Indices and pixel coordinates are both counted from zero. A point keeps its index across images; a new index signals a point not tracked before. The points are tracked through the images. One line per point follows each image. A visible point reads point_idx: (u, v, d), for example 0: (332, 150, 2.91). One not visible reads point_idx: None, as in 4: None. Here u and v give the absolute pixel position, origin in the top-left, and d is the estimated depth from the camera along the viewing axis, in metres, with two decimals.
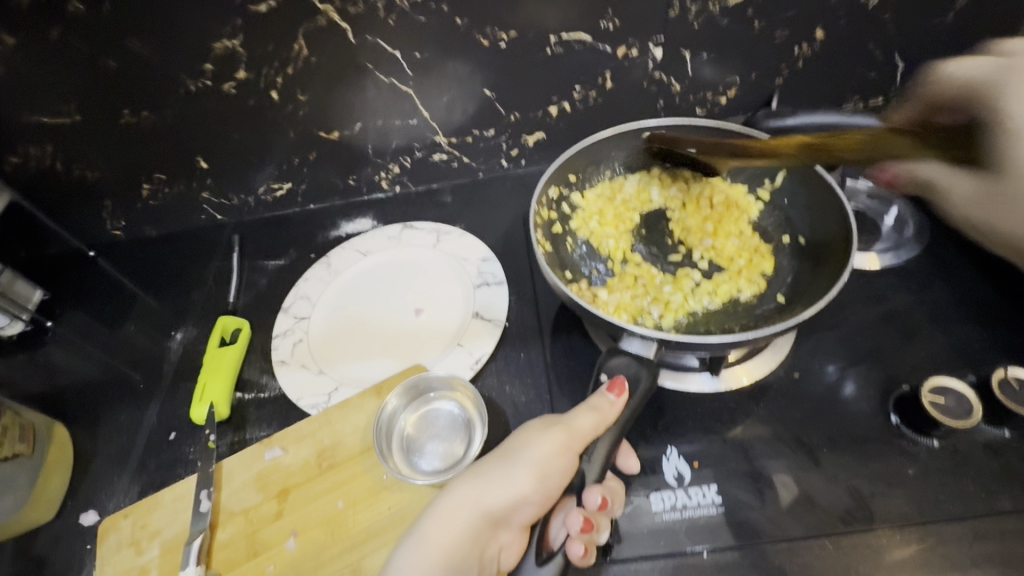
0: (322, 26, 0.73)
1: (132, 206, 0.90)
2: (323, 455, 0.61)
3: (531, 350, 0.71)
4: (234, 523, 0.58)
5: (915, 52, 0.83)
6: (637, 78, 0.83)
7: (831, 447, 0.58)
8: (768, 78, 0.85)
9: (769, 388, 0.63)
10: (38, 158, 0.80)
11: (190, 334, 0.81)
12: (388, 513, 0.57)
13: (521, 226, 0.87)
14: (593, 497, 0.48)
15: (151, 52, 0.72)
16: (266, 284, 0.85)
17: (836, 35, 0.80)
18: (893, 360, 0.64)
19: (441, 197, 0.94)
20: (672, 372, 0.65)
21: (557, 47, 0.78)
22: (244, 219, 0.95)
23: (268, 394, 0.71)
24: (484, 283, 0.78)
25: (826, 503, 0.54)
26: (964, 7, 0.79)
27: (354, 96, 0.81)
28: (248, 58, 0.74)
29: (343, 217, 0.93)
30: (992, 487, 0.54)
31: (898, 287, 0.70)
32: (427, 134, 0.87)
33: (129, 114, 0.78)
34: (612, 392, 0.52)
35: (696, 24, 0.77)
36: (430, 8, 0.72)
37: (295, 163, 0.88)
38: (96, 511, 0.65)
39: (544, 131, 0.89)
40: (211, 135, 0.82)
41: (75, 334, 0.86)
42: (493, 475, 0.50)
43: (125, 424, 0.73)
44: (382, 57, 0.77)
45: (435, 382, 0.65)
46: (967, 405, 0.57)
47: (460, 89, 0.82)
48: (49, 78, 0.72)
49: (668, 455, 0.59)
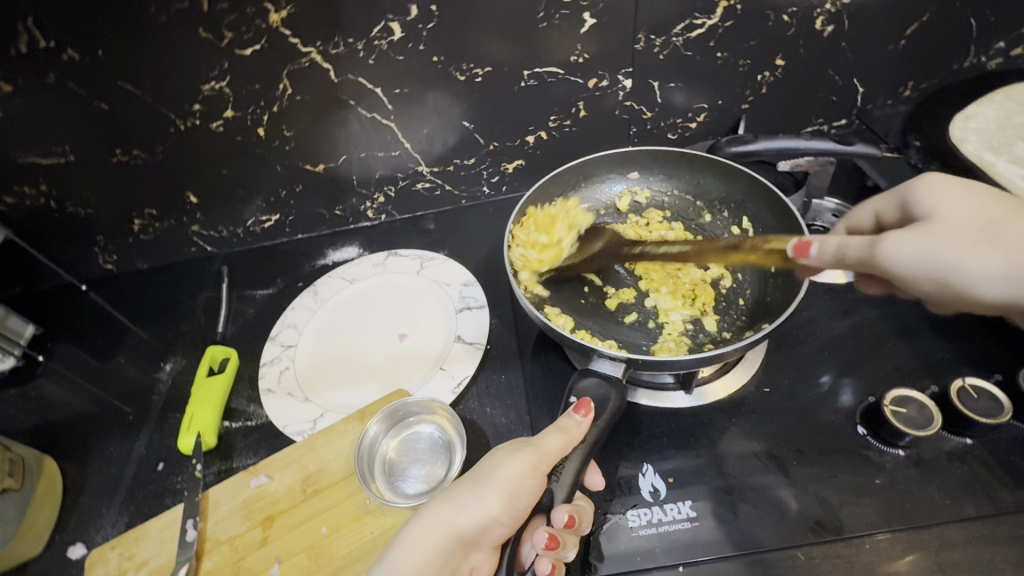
0: (306, 67, 0.76)
1: (124, 241, 0.92)
2: (308, 481, 0.62)
3: (512, 372, 0.73)
4: (220, 552, 0.59)
5: (872, 76, 0.88)
6: (610, 107, 0.87)
7: (800, 460, 0.60)
8: (734, 104, 0.89)
9: (743, 403, 0.65)
10: (33, 197, 0.83)
11: (179, 364, 0.83)
12: (370, 537, 0.58)
13: (502, 251, 0.90)
14: (561, 516, 0.50)
15: (142, 93, 0.75)
16: (254, 313, 0.88)
17: (797, 63, 0.85)
18: (862, 372, 0.66)
19: (425, 224, 0.97)
20: (647, 390, 0.67)
21: (531, 80, 0.82)
22: (234, 250, 0.98)
23: (255, 422, 0.72)
24: (466, 307, 0.80)
25: (798, 514, 0.56)
26: (913, 35, 0.83)
27: (337, 131, 0.84)
28: (234, 98, 0.78)
29: (330, 245, 0.96)
30: (956, 495, 0.55)
31: (864, 301, 0.73)
32: (410, 164, 0.91)
33: (121, 153, 0.81)
34: (578, 412, 0.54)
35: (662, 55, 0.81)
36: (408, 48, 0.76)
37: (282, 195, 0.91)
38: (84, 545, 0.66)
39: (523, 159, 0.93)
40: (201, 171, 0.85)
41: (67, 367, 0.88)
42: (465, 499, 0.51)
43: (114, 455, 0.74)
44: (363, 94, 0.80)
45: (415, 406, 0.66)
46: (928, 414, 0.58)
47: (441, 121, 0.85)
48: (43, 122, 0.75)
49: (644, 472, 0.61)
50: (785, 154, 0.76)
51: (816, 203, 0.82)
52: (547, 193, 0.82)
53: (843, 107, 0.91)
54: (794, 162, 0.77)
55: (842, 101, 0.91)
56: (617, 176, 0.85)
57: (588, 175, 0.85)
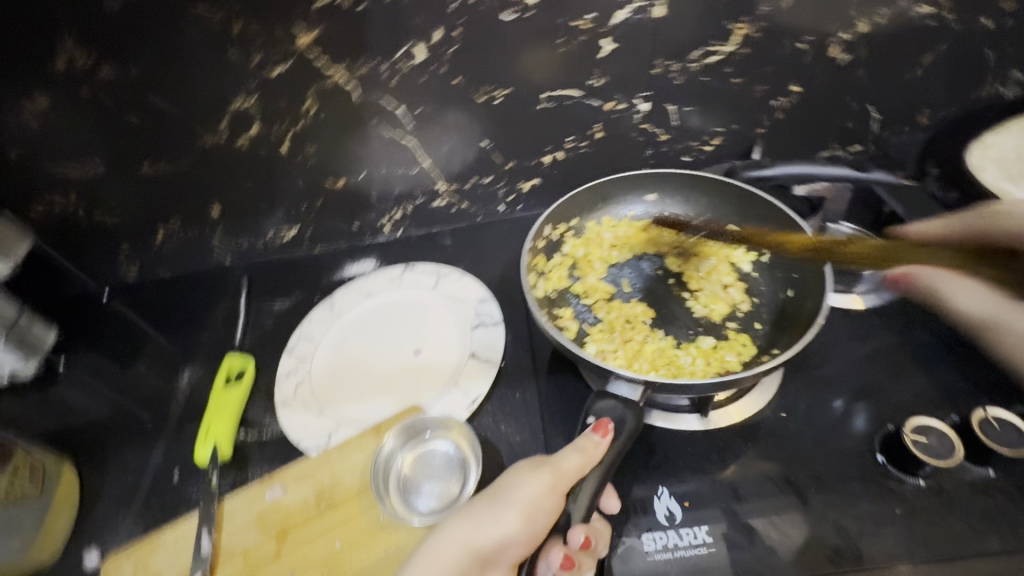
0: (331, 87, 0.78)
1: (148, 251, 0.94)
2: (322, 495, 0.63)
3: (526, 390, 0.73)
4: (233, 563, 0.59)
5: (888, 103, 0.88)
6: (626, 129, 0.88)
7: (818, 487, 0.59)
8: (750, 128, 0.90)
9: (758, 427, 0.65)
10: (62, 206, 0.85)
11: (197, 374, 0.84)
12: (383, 553, 0.58)
13: (517, 269, 0.91)
14: (576, 536, 0.50)
15: (172, 108, 0.77)
16: (272, 325, 0.89)
17: (813, 89, 0.85)
18: (880, 399, 0.66)
19: (442, 240, 0.98)
20: (662, 412, 0.67)
21: (549, 103, 0.84)
22: (254, 262, 0.99)
23: (268, 434, 0.73)
24: (481, 324, 0.81)
25: (816, 543, 0.55)
26: (929, 63, 0.84)
27: (359, 148, 0.86)
28: (261, 116, 0.80)
29: (347, 260, 0.97)
30: (979, 527, 0.54)
31: (882, 327, 0.72)
32: (428, 181, 0.92)
33: (150, 166, 0.83)
34: (597, 433, 0.54)
35: (679, 80, 0.83)
36: (430, 69, 0.78)
37: (303, 210, 0.93)
38: (98, 552, 0.67)
39: (539, 178, 0.94)
40: (226, 185, 0.88)
41: (88, 374, 0.89)
42: (483, 516, 0.51)
43: (132, 463, 0.75)
44: (386, 113, 0.82)
45: (431, 422, 0.67)
46: (949, 444, 0.58)
47: (460, 140, 0.87)
48: (76, 136, 0.78)
49: (659, 495, 0.61)
50: (802, 180, 0.78)
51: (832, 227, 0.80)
52: (565, 212, 0.83)
53: (859, 132, 0.92)
54: (810, 186, 0.79)
55: (858, 126, 0.91)
56: (634, 197, 0.86)
57: (605, 196, 0.85)
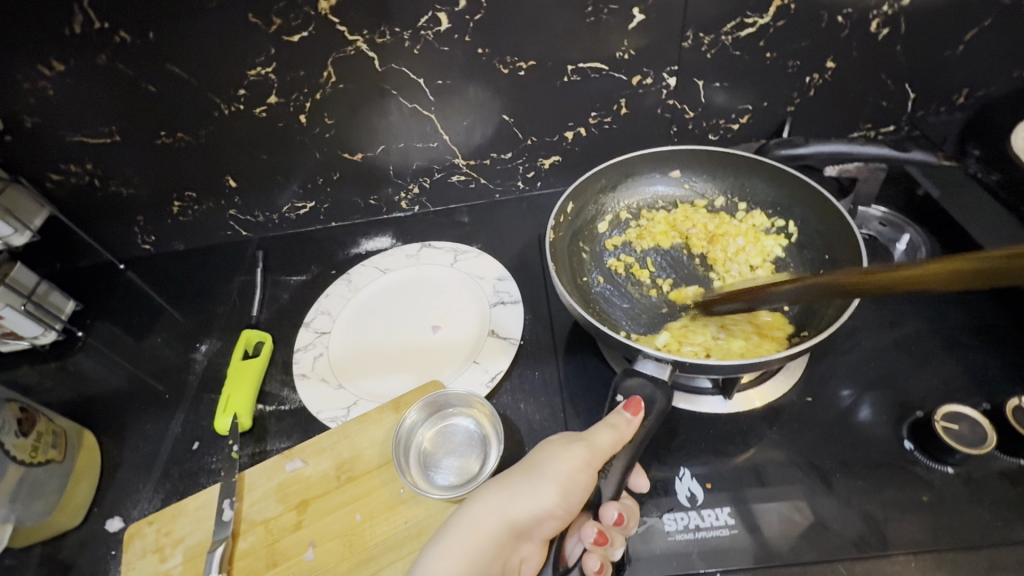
0: (351, 55, 0.76)
1: (163, 222, 0.94)
2: (342, 468, 0.63)
3: (546, 369, 0.72)
4: (255, 533, 0.60)
5: (926, 82, 0.85)
6: (651, 105, 0.86)
7: (844, 472, 0.58)
8: (780, 106, 0.87)
9: (782, 411, 0.64)
10: (77, 175, 0.84)
11: (214, 347, 0.84)
12: (404, 527, 0.58)
13: (536, 247, 0.89)
14: (610, 512, 0.50)
15: (189, 75, 0.76)
16: (288, 299, 0.88)
17: (848, 65, 0.82)
18: (909, 386, 0.64)
19: (459, 217, 0.97)
20: (685, 394, 0.66)
21: (574, 76, 0.81)
22: (268, 236, 0.98)
23: (289, 406, 0.73)
24: (500, 301, 0.80)
25: (840, 528, 0.55)
26: (972, 40, 0.80)
27: (377, 120, 0.84)
28: (279, 84, 0.78)
29: (363, 235, 0.96)
30: (1009, 516, 0.54)
31: (912, 313, 0.71)
32: (447, 156, 0.90)
33: (166, 135, 0.82)
34: (628, 410, 0.53)
35: (709, 53, 0.80)
36: (453, 39, 0.76)
37: (319, 183, 0.92)
38: (122, 518, 0.67)
39: (560, 155, 0.92)
40: (242, 156, 0.86)
41: (105, 345, 0.89)
42: (519, 489, 0.51)
43: (150, 432, 0.75)
44: (406, 84, 0.80)
45: (453, 398, 0.66)
46: (981, 433, 0.56)
47: (480, 113, 0.85)
48: (92, 102, 0.76)
49: (681, 476, 0.60)
50: (836, 159, 0.74)
51: (862, 210, 0.80)
52: (588, 190, 0.81)
53: (894, 113, 0.89)
54: (842, 166, 0.76)
55: (892, 106, 0.88)
56: (658, 176, 0.84)
57: (629, 174, 0.83)
